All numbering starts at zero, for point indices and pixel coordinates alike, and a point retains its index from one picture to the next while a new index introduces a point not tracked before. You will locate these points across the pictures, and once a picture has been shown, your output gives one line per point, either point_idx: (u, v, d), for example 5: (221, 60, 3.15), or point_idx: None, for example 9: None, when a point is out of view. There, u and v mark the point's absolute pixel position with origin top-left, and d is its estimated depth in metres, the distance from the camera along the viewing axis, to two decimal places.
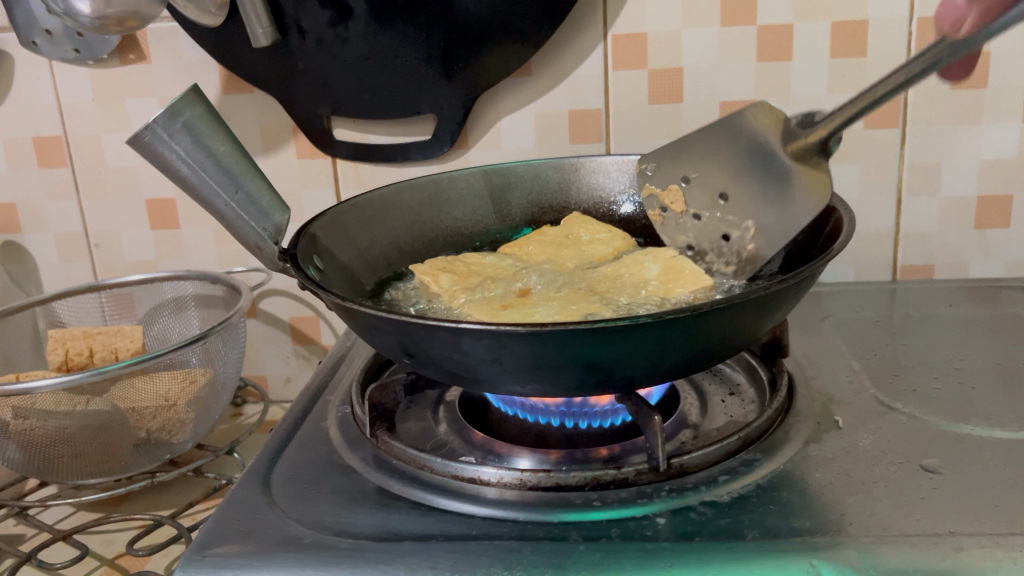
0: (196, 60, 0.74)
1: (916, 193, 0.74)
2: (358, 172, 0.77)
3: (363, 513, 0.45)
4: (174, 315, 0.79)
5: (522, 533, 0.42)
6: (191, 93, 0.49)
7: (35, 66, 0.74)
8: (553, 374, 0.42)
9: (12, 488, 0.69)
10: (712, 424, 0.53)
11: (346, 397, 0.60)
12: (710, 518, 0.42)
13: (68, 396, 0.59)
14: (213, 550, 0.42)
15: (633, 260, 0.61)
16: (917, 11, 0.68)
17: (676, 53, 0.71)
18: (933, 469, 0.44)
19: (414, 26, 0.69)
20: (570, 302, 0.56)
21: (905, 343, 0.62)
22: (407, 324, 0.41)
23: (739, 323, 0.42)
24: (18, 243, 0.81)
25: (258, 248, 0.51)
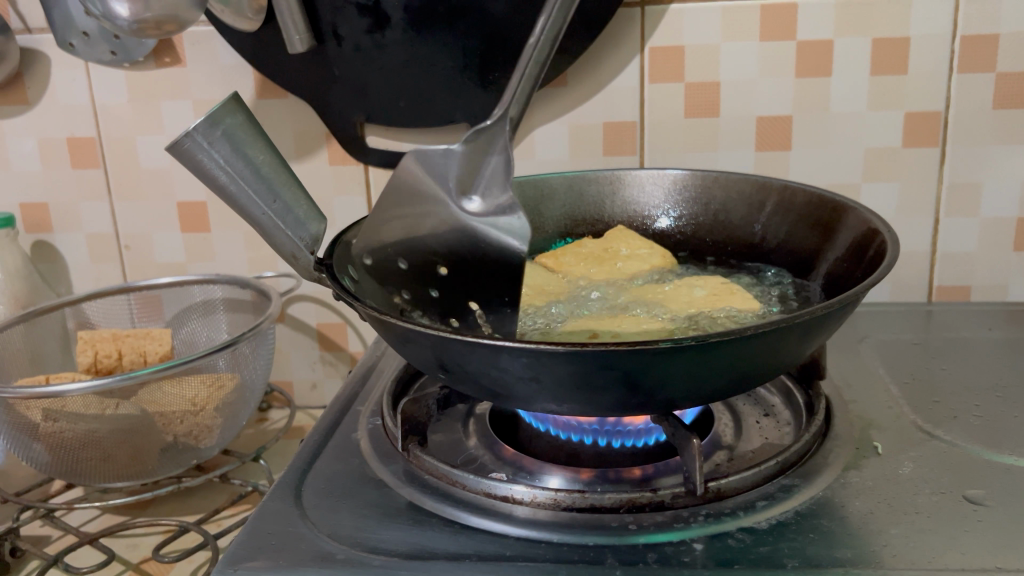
0: (232, 64, 0.74)
1: (954, 213, 0.73)
2: (390, 179, 0.77)
3: (396, 529, 0.44)
4: (202, 319, 0.79)
5: (557, 556, 0.41)
6: (231, 102, 0.48)
7: (72, 68, 0.74)
8: (592, 393, 0.41)
9: (39, 488, 0.69)
10: (748, 447, 0.52)
11: (377, 408, 0.59)
12: (748, 545, 0.41)
13: (98, 400, 0.59)
14: (245, 564, 0.41)
15: (678, 284, 0.62)
16: (961, 29, 0.67)
17: (714, 67, 0.70)
18: (977, 501, 0.43)
19: (451, 33, 0.69)
20: (616, 326, 0.56)
21: (944, 367, 0.61)
22: (446, 340, 0.41)
23: (782, 347, 0.42)
24: (49, 243, 0.81)
25: (293, 256, 0.51)
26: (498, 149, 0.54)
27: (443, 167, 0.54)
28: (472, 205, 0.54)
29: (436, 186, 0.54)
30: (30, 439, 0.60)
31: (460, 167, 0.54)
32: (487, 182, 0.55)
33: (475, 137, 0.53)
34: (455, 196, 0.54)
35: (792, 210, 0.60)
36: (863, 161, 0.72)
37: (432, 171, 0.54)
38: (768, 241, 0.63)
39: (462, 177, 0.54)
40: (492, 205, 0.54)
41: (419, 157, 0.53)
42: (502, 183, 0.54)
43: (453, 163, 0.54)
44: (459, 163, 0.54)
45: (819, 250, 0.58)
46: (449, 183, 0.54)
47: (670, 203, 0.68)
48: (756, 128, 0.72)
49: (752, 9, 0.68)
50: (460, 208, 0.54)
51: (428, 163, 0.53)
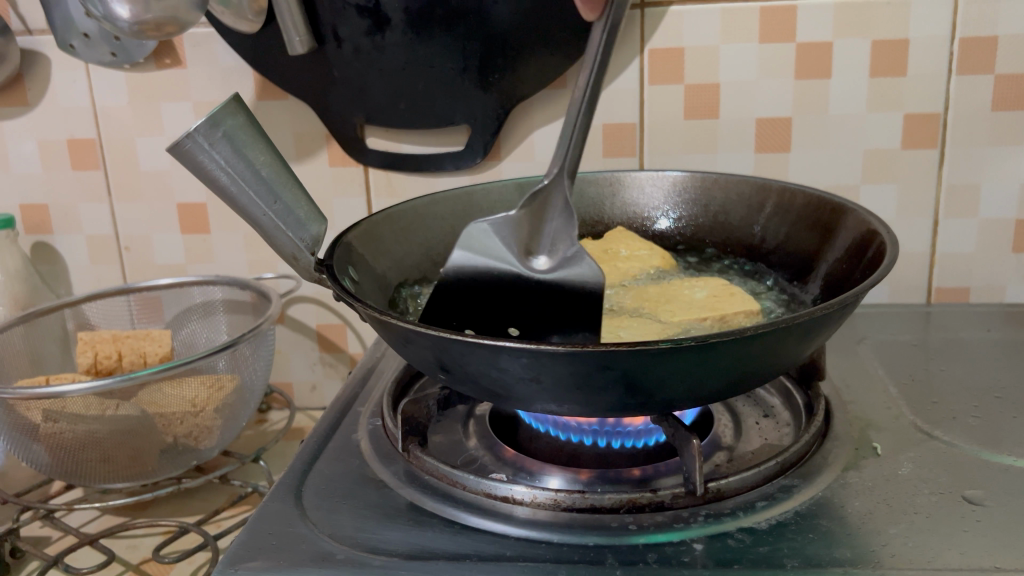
0: (232, 66, 0.74)
1: (953, 215, 0.73)
2: (390, 181, 0.77)
3: (396, 530, 0.44)
4: (202, 320, 0.79)
5: (557, 556, 0.41)
6: (232, 103, 0.48)
7: (72, 70, 0.74)
8: (592, 394, 0.41)
9: (38, 490, 0.69)
10: (747, 447, 0.52)
11: (377, 409, 0.59)
12: (748, 545, 0.41)
13: (98, 401, 0.59)
14: (246, 564, 0.41)
15: (678, 284, 0.62)
16: (960, 31, 0.67)
17: (713, 68, 0.70)
18: (976, 501, 0.43)
19: (451, 35, 0.69)
20: (618, 326, 0.57)
21: (942, 368, 0.62)
22: (447, 341, 0.41)
23: (782, 347, 0.42)
24: (49, 244, 0.81)
25: (295, 258, 0.51)
26: (556, 211, 0.55)
27: (503, 237, 0.54)
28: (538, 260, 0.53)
29: (500, 255, 0.53)
30: (29, 439, 0.60)
31: (519, 234, 0.54)
32: (551, 241, 0.55)
33: (531, 202, 0.55)
34: (522, 258, 0.53)
35: (791, 212, 0.61)
36: (862, 162, 0.72)
37: (495, 244, 0.54)
38: (768, 242, 0.63)
39: (525, 244, 0.54)
40: (560, 259, 0.53)
41: (481, 229, 0.54)
42: (564, 236, 0.54)
43: (513, 231, 0.54)
44: (519, 231, 0.54)
45: (818, 251, 0.58)
46: (513, 250, 0.54)
47: (670, 204, 0.68)
48: (755, 130, 0.72)
49: (751, 11, 0.68)
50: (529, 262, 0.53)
51: (490, 237, 0.54)
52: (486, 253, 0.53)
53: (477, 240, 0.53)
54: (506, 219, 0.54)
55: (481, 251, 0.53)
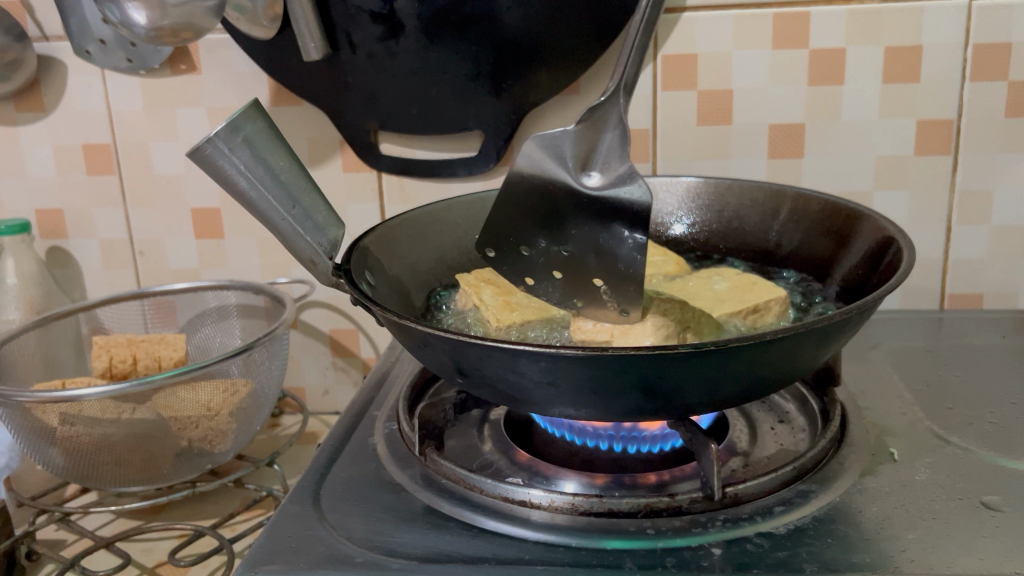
0: (246, 72, 0.74)
1: (966, 221, 0.73)
2: (402, 186, 0.77)
3: (413, 532, 0.45)
4: (216, 325, 0.80)
5: (575, 560, 0.41)
6: (252, 108, 0.49)
7: (88, 75, 0.75)
8: (610, 398, 0.41)
9: (53, 493, 0.69)
10: (763, 453, 0.52)
11: (393, 413, 0.60)
12: (766, 550, 0.41)
13: (114, 405, 0.59)
14: (265, 566, 0.41)
15: (694, 280, 0.63)
16: (973, 37, 0.67)
17: (726, 74, 0.70)
18: (994, 507, 0.43)
19: (464, 40, 0.69)
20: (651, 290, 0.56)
21: (956, 373, 0.62)
22: (465, 344, 0.41)
23: (798, 353, 0.42)
24: (63, 249, 0.82)
25: (312, 263, 0.51)
26: (613, 124, 0.52)
27: (561, 150, 0.52)
28: (590, 177, 0.51)
29: (556, 167, 0.52)
30: (45, 443, 0.61)
31: (577, 146, 0.52)
32: (607, 155, 0.52)
33: (589, 116, 0.52)
34: (576, 173, 0.52)
35: (806, 218, 0.61)
36: (873, 168, 0.72)
37: (554, 158, 0.52)
38: (783, 248, 0.63)
39: (582, 157, 0.52)
40: (614, 177, 0.51)
41: (539, 140, 0.52)
42: (620, 152, 0.51)
43: (570, 144, 0.52)
44: (577, 144, 0.52)
45: (834, 257, 0.58)
46: (569, 164, 0.52)
47: (685, 210, 0.68)
48: (768, 136, 0.72)
49: (765, 17, 0.68)
50: (581, 178, 0.51)
51: (548, 146, 0.52)
52: (542, 166, 0.52)
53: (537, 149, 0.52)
54: (566, 134, 0.52)
55: (540, 162, 0.52)
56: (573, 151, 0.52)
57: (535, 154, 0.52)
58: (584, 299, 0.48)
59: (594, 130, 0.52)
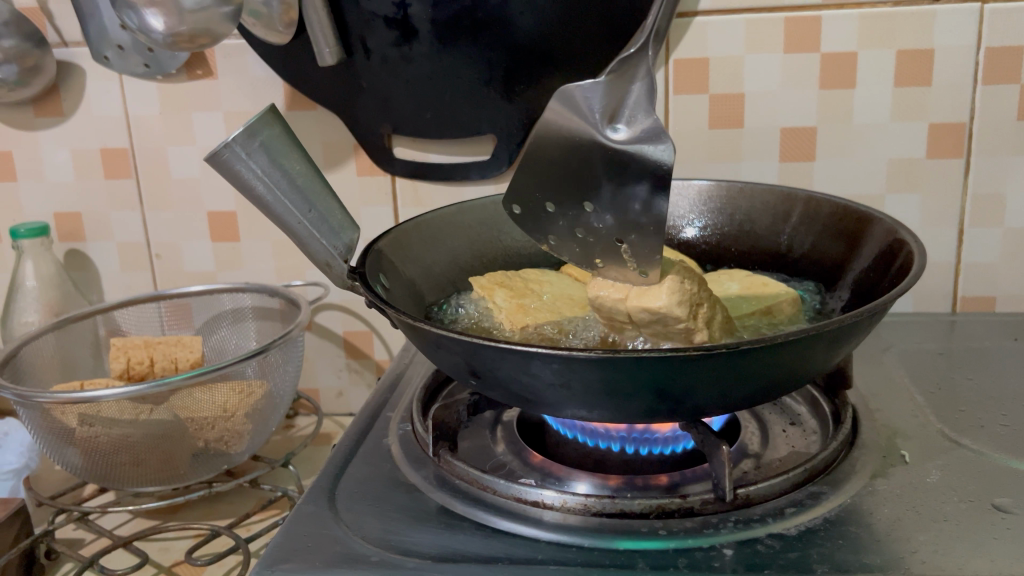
0: (262, 76, 0.75)
1: (979, 224, 0.73)
2: (416, 190, 0.78)
3: (428, 532, 0.45)
4: (231, 327, 0.81)
5: (588, 560, 0.42)
6: (268, 113, 0.49)
7: (105, 81, 0.76)
8: (622, 400, 0.42)
9: (71, 493, 0.70)
10: (775, 455, 0.53)
11: (406, 414, 0.60)
12: (778, 551, 0.42)
13: (132, 405, 0.60)
14: (282, 565, 0.42)
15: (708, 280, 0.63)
16: (985, 40, 0.67)
17: (738, 78, 0.71)
18: (1006, 509, 0.44)
19: (478, 45, 0.70)
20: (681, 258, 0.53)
21: (969, 376, 0.62)
22: (479, 346, 0.42)
23: (810, 355, 0.42)
24: (81, 252, 0.83)
25: (328, 265, 0.52)
26: (643, 72, 0.46)
27: (587, 103, 0.47)
28: (618, 132, 0.46)
29: (584, 122, 0.47)
30: (65, 444, 0.62)
31: (606, 97, 0.47)
32: (636, 106, 0.46)
33: (616, 66, 0.46)
34: (604, 127, 0.47)
35: (817, 221, 0.61)
36: (885, 171, 0.72)
37: (582, 113, 0.48)
38: (795, 251, 0.63)
39: (611, 109, 0.47)
40: (641, 130, 0.45)
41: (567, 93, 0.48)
42: (649, 105, 0.46)
43: (598, 96, 0.47)
44: (606, 96, 0.47)
45: (845, 260, 0.58)
46: (597, 117, 0.47)
47: (698, 213, 0.68)
48: (780, 139, 0.72)
49: (777, 22, 0.68)
50: (608, 134, 0.46)
51: (576, 98, 0.48)
52: (568, 123, 0.48)
53: (567, 101, 0.48)
54: (594, 86, 0.47)
55: (570, 115, 0.48)
56: (600, 104, 0.47)
57: (563, 107, 0.48)
58: (602, 259, 0.49)
59: (622, 81, 0.46)
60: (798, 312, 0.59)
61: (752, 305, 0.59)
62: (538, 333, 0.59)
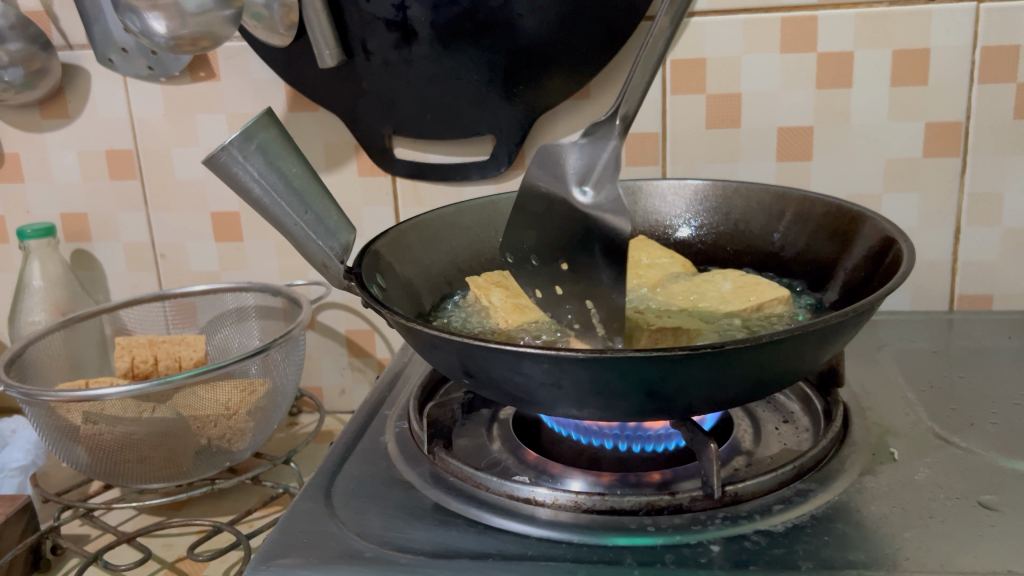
0: (264, 79, 0.76)
1: (976, 223, 0.73)
2: (417, 190, 0.78)
3: (422, 529, 0.46)
4: (235, 326, 0.82)
5: (577, 556, 0.43)
6: (265, 117, 0.50)
7: (111, 83, 0.77)
8: (612, 399, 0.42)
9: (77, 489, 0.71)
10: (766, 452, 0.53)
11: (403, 412, 0.61)
12: (764, 547, 0.42)
13: (135, 404, 0.61)
14: (278, 560, 0.43)
15: (705, 278, 0.64)
16: (981, 40, 0.67)
17: (735, 79, 0.71)
18: (992, 506, 0.44)
19: (477, 47, 0.70)
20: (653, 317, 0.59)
21: (963, 375, 0.62)
22: (471, 346, 0.42)
23: (798, 354, 0.43)
24: (87, 251, 0.84)
25: (325, 265, 0.52)
26: (613, 141, 0.55)
27: (567, 161, 0.57)
28: (582, 192, 0.56)
29: (562, 176, 0.57)
30: (70, 441, 0.63)
31: (582, 159, 0.57)
32: (602, 172, 0.55)
33: (592, 130, 0.55)
34: (574, 187, 0.56)
35: (810, 221, 0.62)
36: (882, 171, 0.73)
37: (558, 169, 0.57)
38: (788, 249, 0.64)
39: (583, 171, 0.56)
40: (603, 197, 0.55)
41: (554, 150, 0.57)
42: (611, 176, 0.55)
43: (576, 156, 0.57)
44: (582, 156, 0.56)
45: (836, 260, 0.59)
46: (570, 176, 0.57)
47: (693, 212, 0.69)
48: (777, 138, 0.73)
49: (774, 21, 0.69)
50: (573, 196, 0.56)
51: (560, 155, 0.57)
52: (545, 176, 0.58)
53: (552, 156, 0.57)
54: (573, 148, 0.57)
55: (552, 165, 0.58)
56: (576, 165, 0.57)
57: (545, 159, 0.58)
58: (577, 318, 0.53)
59: (597, 144, 0.56)
60: (791, 309, 0.59)
61: (744, 301, 0.60)
62: (534, 331, 0.59)
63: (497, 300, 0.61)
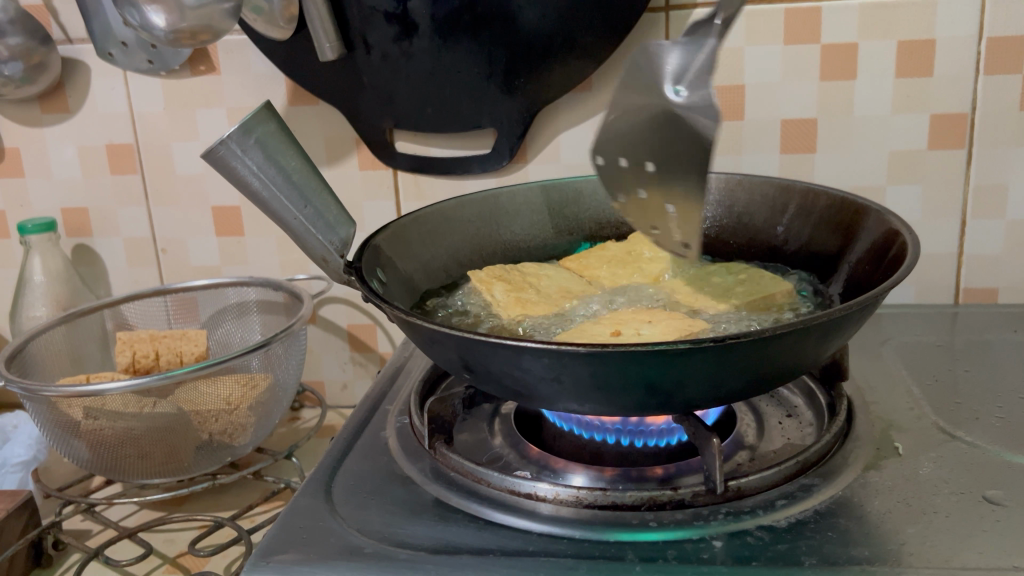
0: (265, 72, 0.75)
1: (981, 215, 0.73)
2: (418, 184, 0.78)
3: (422, 525, 0.46)
4: (236, 321, 0.81)
5: (578, 551, 0.42)
6: (264, 109, 0.50)
7: (111, 77, 0.77)
8: (613, 394, 0.42)
9: (79, 485, 0.71)
10: (769, 447, 0.53)
11: (404, 407, 0.61)
12: (766, 542, 0.42)
13: (137, 399, 0.61)
14: (277, 556, 0.43)
15: (705, 270, 0.65)
16: (986, 31, 0.67)
17: (737, 71, 0.71)
18: (996, 501, 0.44)
19: (478, 40, 0.70)
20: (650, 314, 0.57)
21: (967, 369, 0.62)
22: (470, 341, 0.42)
23: (800, 349, 0.42)
24: (88, 247, 0.84)
25: (325, 260, 0.52)
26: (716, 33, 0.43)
27: (667, 59, 0.45)
28: (676, 93, 0.44)
29: (664, 77, 0.45)
30: (71, 436, 0.63)
31: (689, 55, 0.44)
32: (704, 68, 0.43)
33: (696, 27, 0.45)
34: (673, 87, 0.44)
35: (814, 213, 0.61)
36: (887, 163, 0.72)
37: (654, 68, 0.46)
38: (791, 243, 0.64)
39: (686, 68, 0.44)
40: (698, 98, 0.43)
41: (660, 47, 0.46)
42: (708, 73, 0.43)
43: (678, 53, 0.45)
44: (686, 53, 0.45)
45: (841, 252, 0.58)
46: (666, 76, 0.45)
47: None
48: (780, 131, 0.72)
49: (777, 13, 0.68)
50: (668, 98, 0.44)
51: (665, 53, 0.45)
52: (644, 75, 0.46)
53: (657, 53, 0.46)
54: (675, 46, 0.45)
55: (653, 68, 0.46)
56: (677, 64, 0.45)
57: (645, 63, 0.46)
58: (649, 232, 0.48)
59: (698, 41, 0.44)
60: (795, 302, 0.59)
61: (746, 295, 0.59)
62: (533, 325, 0.59)
63: (499, 293, 0.61)
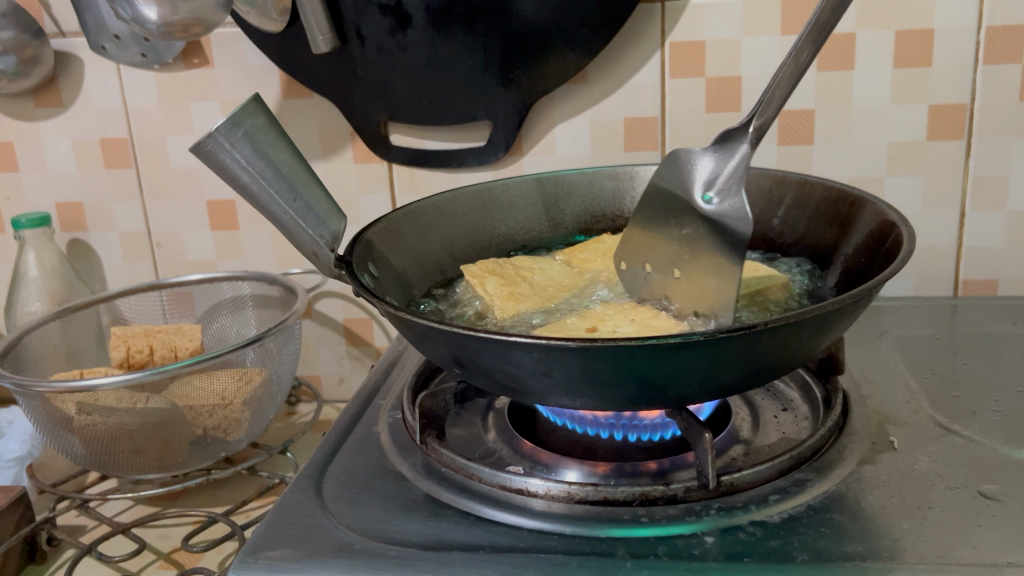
0: (258, 65, 0.75)
1: (980, 207, 0.72)
2: (413, 177, 0.78)
3: (413, 521, 0.45)
4: (231, 315, 0.81)
5: (569, 548, 0.42)
6: (253, 103, 0.49)
7: (105, 71, 0.76)
8: (605, 389, 0.42)
9: (73, 480, 0.71)
10: (765, 441, 0.52)
11: (398, 402, 0.60)
12: (759, 538, 0.42)
13: (129, 394, 0.60)
14: (266, 553, 0.42)
15: None
16: (985, 20, 0.66)
17: (734, 61, 0.70)
18: (992, 496, 0.43)
19: (473, 32, 0.69)
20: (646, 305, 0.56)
21: (966, 362, 0.61)
22: (460, 335, 0.42)
23: (793, 343, 0.42)
24: (83, 241, 0.83)
25: (314, 254, 0.51)
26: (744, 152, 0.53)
27: (697, 168, 0.55)
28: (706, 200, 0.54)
29: (694, 182, 0.55)
30: (64, 431, 0.62)
31: (715, 165, 0.54)
32: (729, 181, 0.53)
33: (725, 140, 0.54)
34: (700, 193, 0.55)
35: (810, 204, 0.60)
36: (886, 154, 0.71)
37: (686, 175, 0.56)
38: (787, 234, 0.63)
39: (711, 179, 0.55)
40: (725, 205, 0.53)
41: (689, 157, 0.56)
42: (736, 185, 0.52)
43: (708, 164, 0.55)
44: (714, 164, 0.55)
45: (838, 244, 0.58)
46: (699, 182, 0.55)
47: None
48: (779, 122, 0.72)
49: (774, 3, 0.68)
50: (698, 204, 0.54)
51: (695, 163, 0.56)
52: (671, 181, 0.57)
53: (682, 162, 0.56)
54: (705, 155, 0.55)
55: (683, 175, 0.56)
56: (706, 172, 0.55)
57: (679, 167, 0.57)
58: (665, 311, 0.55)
59: (729, 154, 0.54)
60: (791, 295, 0.58)
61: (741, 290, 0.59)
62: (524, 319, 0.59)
63: (491, 287, 0.60)
